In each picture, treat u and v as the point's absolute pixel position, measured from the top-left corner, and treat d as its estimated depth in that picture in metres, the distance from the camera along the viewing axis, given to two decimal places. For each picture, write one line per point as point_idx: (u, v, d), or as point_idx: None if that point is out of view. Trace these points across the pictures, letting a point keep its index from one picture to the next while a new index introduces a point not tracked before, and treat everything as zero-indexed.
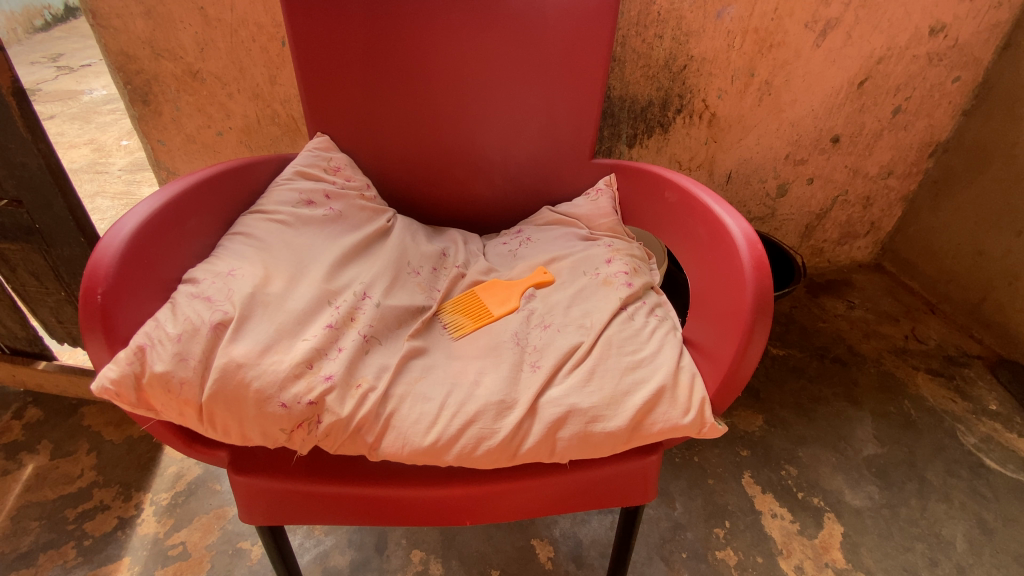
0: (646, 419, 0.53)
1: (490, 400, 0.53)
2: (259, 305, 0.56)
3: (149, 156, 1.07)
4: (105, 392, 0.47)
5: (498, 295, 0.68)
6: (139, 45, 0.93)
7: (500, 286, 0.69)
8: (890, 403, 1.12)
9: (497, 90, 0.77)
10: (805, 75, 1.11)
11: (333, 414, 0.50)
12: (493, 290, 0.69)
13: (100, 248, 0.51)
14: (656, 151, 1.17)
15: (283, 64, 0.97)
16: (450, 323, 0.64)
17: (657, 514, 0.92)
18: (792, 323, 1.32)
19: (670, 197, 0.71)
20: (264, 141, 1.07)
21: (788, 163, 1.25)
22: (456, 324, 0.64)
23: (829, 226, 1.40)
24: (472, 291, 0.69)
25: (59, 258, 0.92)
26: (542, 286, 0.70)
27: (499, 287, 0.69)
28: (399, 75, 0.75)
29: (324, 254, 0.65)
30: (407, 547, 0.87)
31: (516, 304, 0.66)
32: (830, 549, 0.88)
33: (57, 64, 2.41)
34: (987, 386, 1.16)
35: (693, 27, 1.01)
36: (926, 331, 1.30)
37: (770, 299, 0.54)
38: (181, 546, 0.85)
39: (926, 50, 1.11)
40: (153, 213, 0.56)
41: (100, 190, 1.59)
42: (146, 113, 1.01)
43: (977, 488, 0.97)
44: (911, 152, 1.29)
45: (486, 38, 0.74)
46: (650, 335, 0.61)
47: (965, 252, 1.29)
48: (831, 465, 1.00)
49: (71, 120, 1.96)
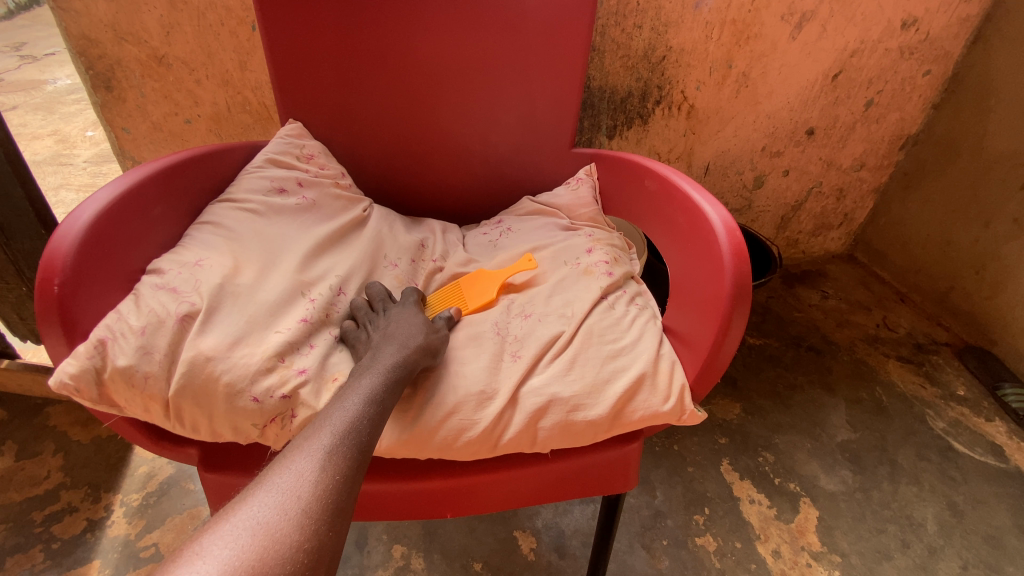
0: (627, 407, 0.53)
1: (470, 390, 0.52)
2: (229, 297, 0.54)
3: (113, 145, 1.03)
4: (64, 387, 0.44)
5: (479, 286, 0.67)
6: (100, 28, 0.89)
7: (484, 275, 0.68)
8: (863, 390, 1.15)
9: (477, 78, 0.76)
10: (781, 67, 1.12)
11: (307, 408, 0.48)
12: (475, 279, 0.68)
13: (57, 236, 0.48)
14: (636, 143, 1.18)
15: (253, 49, 0.94)
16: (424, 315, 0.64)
17: (638, 502, 0.93)
18: (769, 313, 1.34)
19: (650, 185, 0.71)
20: (235, 129, 1.04)
21: (765, 155, 1.27)
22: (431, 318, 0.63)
23: (804, 217, 1.43)
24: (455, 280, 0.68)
25: (21, 252, 0.88)
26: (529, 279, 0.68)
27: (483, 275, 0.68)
28: (376, 63, 0.74)
29: (297, 244, 0.63)
30: (388, 542, 0.86)
31: (494, 296, 0.65)
32: (806, 533, 0.90)
33: (19, 53, 2.31)
34: (954, 372, 1.20)
35: (672, 18, 1.01)
36: (897, 320, 1.34)
37: (748, 286, 0.54)
38: (154, 547, 0.82)
39: (899, 43, 1.13)
40: (115, 201, 0.53)
41: (63, 182, 1.53)
42: (108, 100, 0.97)
43: (946, 470, 1.00)
44: (883, 145, 1.32)
45: (464, 25, 0.73)
46: (630, 324, 0.60)
47: (934, 242, 1.32)
48: (807, 451, 1.02)
49: (33, 110, 1.88)
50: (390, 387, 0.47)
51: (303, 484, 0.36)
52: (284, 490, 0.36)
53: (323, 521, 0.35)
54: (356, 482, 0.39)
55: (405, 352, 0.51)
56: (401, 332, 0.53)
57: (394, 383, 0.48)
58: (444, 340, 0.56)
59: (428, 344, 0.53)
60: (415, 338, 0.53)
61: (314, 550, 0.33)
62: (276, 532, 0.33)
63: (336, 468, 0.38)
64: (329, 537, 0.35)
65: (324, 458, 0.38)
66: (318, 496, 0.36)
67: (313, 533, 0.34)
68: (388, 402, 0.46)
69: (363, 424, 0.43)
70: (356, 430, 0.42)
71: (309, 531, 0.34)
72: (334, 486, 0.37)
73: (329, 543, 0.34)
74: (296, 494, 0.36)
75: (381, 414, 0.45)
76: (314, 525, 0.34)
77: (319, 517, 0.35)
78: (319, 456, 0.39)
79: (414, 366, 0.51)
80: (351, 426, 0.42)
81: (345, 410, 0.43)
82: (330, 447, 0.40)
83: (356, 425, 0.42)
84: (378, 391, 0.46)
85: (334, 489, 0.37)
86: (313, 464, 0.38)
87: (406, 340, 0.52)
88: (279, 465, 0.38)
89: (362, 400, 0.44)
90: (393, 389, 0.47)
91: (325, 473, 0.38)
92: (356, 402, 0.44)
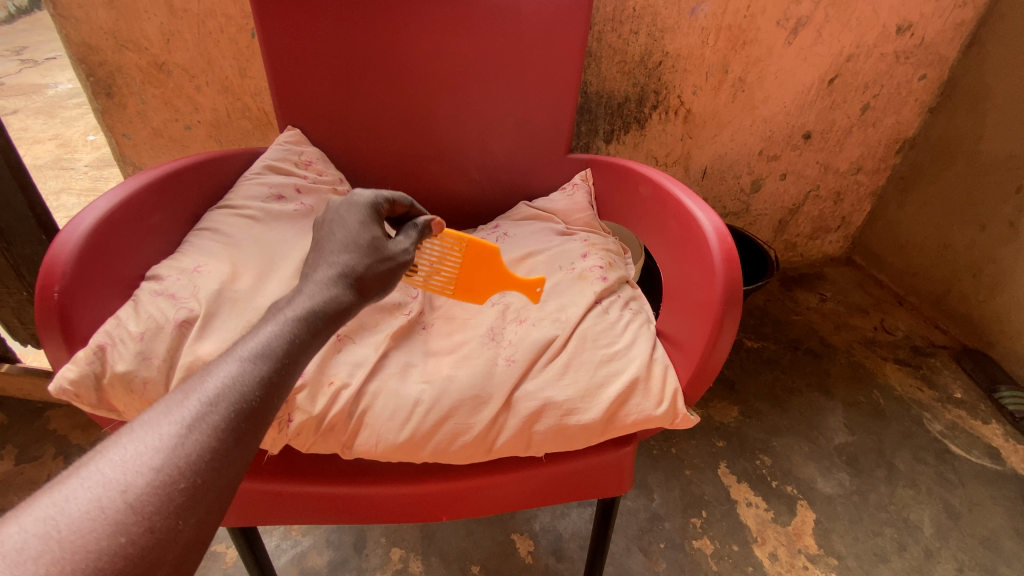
0: (620, 411, 0.53)
1: (465, 395, 0.53)
2: (227, 303, 0.54)
3: (114, 150, 1.03)
4: (64, 393, 0.45)
5: (475, 271, 0.62)
6: (101, 35, 0.90)
7: (495, 273, 0.62)
8: (860, 393, 1.15)
9: (472, 84, 0.77)
10: (777, 72, 1.12)
11: (304, 413, 0.49)
12: (487, 266, 0.61)
13: (57, 244, 0.49)
14: (633, 147, 1.18)
15: (253, 56, 0.95)
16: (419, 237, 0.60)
17: (636, 505, 0.94)
18: (767, 316, 1.34)
19: (644, 191, 0.72)
20: (235, 135, 1.05)
21: (762, 159, 1.27)
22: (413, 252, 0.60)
23: (801, 221, 1.43)
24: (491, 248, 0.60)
25: (21, 257, 0.89)
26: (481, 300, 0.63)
27: (495, 271, 0.61)
28: (373, 71, 0.74)
29: (295, 250, 0.64)
30: (386, 545, 0.87)
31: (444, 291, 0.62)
32: (803, 536, 0.90)
33: (20, 58, 2.32)
34: (952, 374, 1.20)
35: (668, 24, 1.02)
36: (894, 323, 1.34)
37: (739, 291, 0.54)
38: None
39: (894, 48, 1.14)
40: (114, 208, 0.54)
41: (64, 187, 1.54)
42: (110, 106, 0.98)
43: (943, 473, 1.00)
44: (879, 148, 1.33)
45: (460, 31, 0.74)
46: (623, 328, 0.61)
47: (931, 245, 1.33)
48: (804, 454, 1.03)
49: (34, 114, 1.89)
50: (303, 334, 0.40)
51: (155, 459, 0.30)
52: (133, 461, 0.30)
53: (179, 505, 0.30)
54: (240, 451, 0.34)
55: (343, 272, 0.46)
56: (331, 253, 0.47)
57: (312, 326, 0.41)
58: (398, 259, 0.49)
59: (370, 261, 0.47)
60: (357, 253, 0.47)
61: (165, 542, 0.29)
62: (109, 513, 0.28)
63: (209, 436, 0.32)
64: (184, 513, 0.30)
65: (193, 425, 0.33)
66: (182, 459, 0.31)
67: (163, 519, 0.29)
68: (300, 350, 0.40)
69: (257, 378, 0.36)
70: (245, 386, 0.36)
71: (155, 515, 0.29)
72: (202, 459, 0.32)
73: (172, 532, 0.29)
74: (145, 471, 0.30)
75: (285, 367, 0.38)
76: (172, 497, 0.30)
77: (167, 500, 0.30)
78: (187, 422, 0.33)
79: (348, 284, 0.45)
80: (240, 382, 0.36)
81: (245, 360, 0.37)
82: (199, 415, 0.33)
83: (253, 381, 0.36)
84: (288, 337, 0.39)
85: (201, 463, 0.31)
86: (178, 431, 0.32)
87: (336, 261, 0.46)
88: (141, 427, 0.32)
89: (260, 351, 0.38)
90: (308, 336, 0.41)
91: (191, 443, 0.32)
92: (253, 362, 0.37)
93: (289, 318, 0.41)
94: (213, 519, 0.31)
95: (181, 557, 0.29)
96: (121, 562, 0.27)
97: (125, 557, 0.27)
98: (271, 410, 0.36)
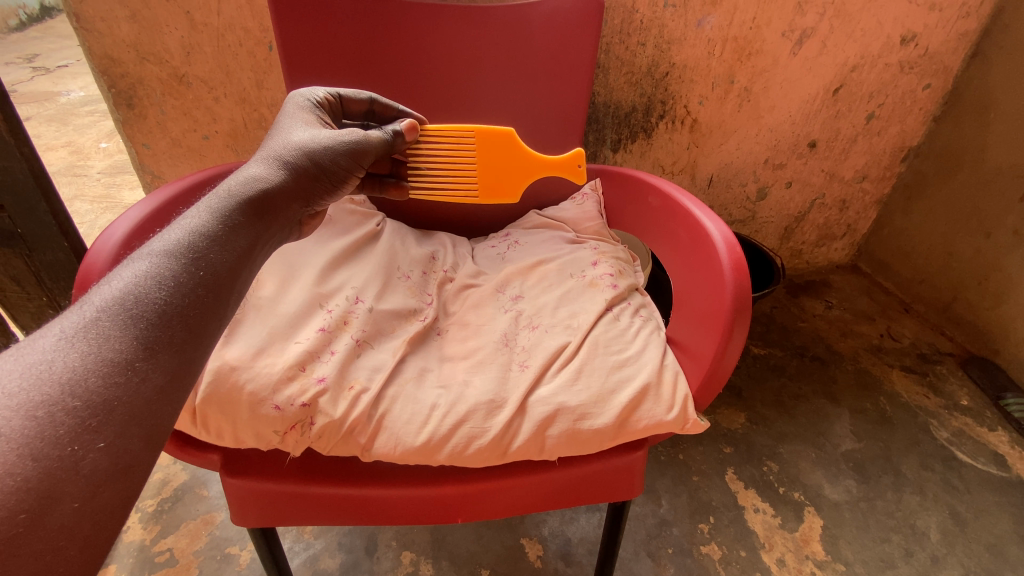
0: (632, 416, 0.55)
1: (480, 399, 0.54)
2: (252, 309, 0.59)
3: (133, 160, 1.06)
4: None
5: (488, 167, 0.68)
6: (123, 49, 0.93)
7: (513, 162, 0.68)
8: (867, 399, 1.16)
9: (485, 94, 0.80)
10: (782, 82, 1.14)
11: (326, 416, 0.51)
12: (502, 156, 0.67)
13: (93, 253, 0.51)
14: (640, 156, 1.20)
15: (270, 68, 0.98)
16: (429, 144, 0.67)
17: (644, 511, 0.94)
18: (773, 323, 1.35)
19: (653, 201, 0.73)
20: (251, 145, 1.07)
21: (767, 168, 1.29)
22: (428, 162, 0.67)
23: (807, 228, 1.45)
24: (500, 137, 0.67)
25: (42, 263, 0.91)
26: (514, 195, 0.70)
27: (513, 160, 0.68)
28: (389, 83, 0.77)
29: (315, 258, 0.67)
30: (397, 548, 0.88)
31: (472, 194, 0.69)
32: (810, 542, 0.90)
33: (32, 66, 2.36)
34: (958, 382, 1.21)
35: (674, 35, 1.04)
36: (900, 330, 1.35)
37: (748, 298, 0.56)
38: (169, 552, 0.84)
39: (898, 58, 1.15)
40: (144, 219, 0.56)
41: (78, 194, 1.56)
42: (130, 117, 1.00)
43: (950, 480, 1.00)
44: (884, 156, 1.34)
45: (474, 44, 0.77)
46: (634, 335, 0.62)
47: (937, 253, 1.34)
48: (810, 460, 1.03)
49: (47, 122, 1.93)
50: (210, 240, 0.41)
51: (43, 365, 0.29)
52: (18, 367, 0.29)
53: (71, 428, 0.28)
54: (144, 365, 0.32)
55: (272, 169, 0.50)
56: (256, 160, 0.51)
57: (233, 214, 0.44)
58: (328, 147, 0.53)
59: (294, 156, 0.51)
60: (288, 147, 0.52)
61: (63, 472, 0.27)
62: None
63: (97, 350, 0.31)
64: (81, 408, 0.29)
65: (74, 342, 0.31)
66: (75, 362, 0.30)
67: (50, 444, 0.27)
68: (205, 261, 0.39)
69: (151, 291, 0.36)
70: (136, 300, 0.34)
71: (46, 420, 0.28)
72: (94, 375, 0.30)
73: (72, 434, 0.28)
74: (18, 393, 0.28)
75: (192, 271, 0.38)
76: (65, 399, 0.29)
77: (61, 404, 0.28)
78: (66, 340, 0.31)
79: (278, 178, 0.49)
80: (129, 298, 0.34)
81: (142, 271, 0.37)
82: (92, 321, 0.32)
83: (157, 284, 0.36)
84: (190, 247, 0.39)
85: (92, 379, 0.30)
86: (57, 350, 0.30)
87: (259, 162, 0.50)
88: (31, 340, 0.31)
89: (155, 265, 0.37)
90: (216, 244, 0.41)
91: (74, 360, 0.30)
92: (154, 271, 0.37)
93: (197, 223, 0.42)
94: (119, 426, 0.30)
95: (89, 490, 0.28)
96: (6, 495, 0.25)
97: (8, 489, 0.25)
98: (177, 323, 0.35)
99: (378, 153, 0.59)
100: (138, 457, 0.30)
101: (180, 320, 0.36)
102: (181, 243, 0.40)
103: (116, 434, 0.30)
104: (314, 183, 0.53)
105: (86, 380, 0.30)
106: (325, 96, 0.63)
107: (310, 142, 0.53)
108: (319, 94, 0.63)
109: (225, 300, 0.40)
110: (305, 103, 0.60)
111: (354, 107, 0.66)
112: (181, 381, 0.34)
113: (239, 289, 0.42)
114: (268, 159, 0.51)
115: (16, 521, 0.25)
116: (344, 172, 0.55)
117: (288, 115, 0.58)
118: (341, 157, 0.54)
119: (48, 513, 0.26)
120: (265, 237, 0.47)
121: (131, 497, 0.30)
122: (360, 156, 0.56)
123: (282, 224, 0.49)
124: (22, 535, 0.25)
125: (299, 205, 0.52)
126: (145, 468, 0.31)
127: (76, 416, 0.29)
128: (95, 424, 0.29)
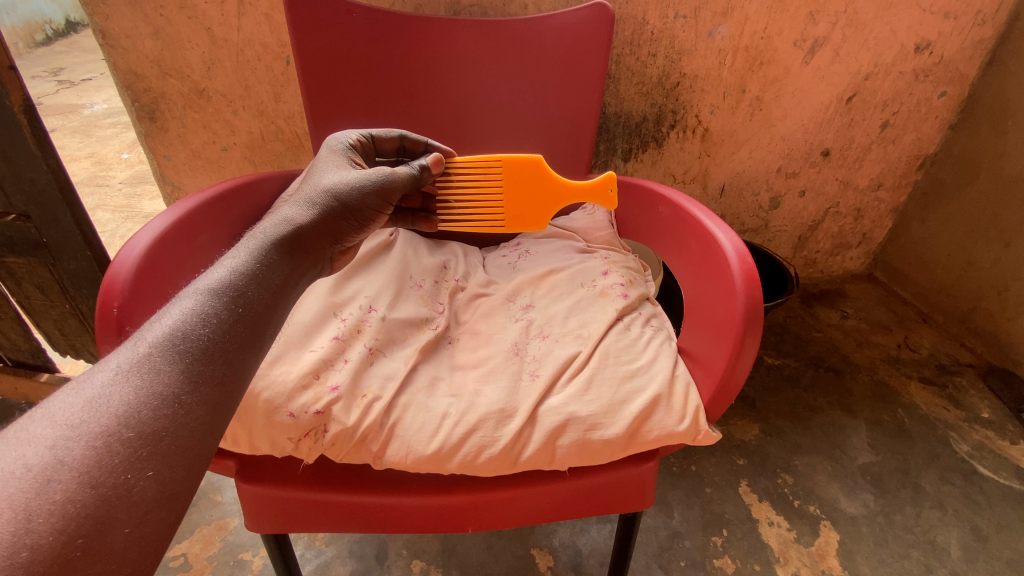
0: (643, 427, 0.54)
1: (490, 409, 0.54)
2: None
3: (155, 171, 1.08)
4: None
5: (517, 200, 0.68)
6: (147, 64, 0.96)
7: (541, 190, 0.68)
8: (884, 411, 1.14)
9: (495, 105, 0.81)
10: (794, 91, 1.14)
11: (339, 423, 0.52)
12: (530, 185, 0.68)
13: (116, 264, 0.53)
14: (651, 164, 1.20)
15: (287, 82, 1.00)
16: (458, 174, 0.67)
17: (655, 523, 0.94)
18: (786, 333, 1.34)
19: (664, 211, 0.73)
20: (268, 156, 1.10)
21: (780, 176, 1.28)
22: (457, 194, 0.68)
23: (821, 237, 1.43)
24: (526, 167, 0.67)
25: (65, 272, 0.94)
26: (540, 224, 0.70)
27: (539, 189, 0.68)
28: (401, 97, 0.78)
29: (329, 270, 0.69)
30: (407, 557, 0.88)
31: (499, 222, 0.69)
32: (827, 557, 0.89)
33: (58, 79, 2.44)
34: (978, 394, 1.18)
35: (685, 46, 1.04)
36: (918, 340, 1.33)
37: (760, 309, 0.55)
38: (183, 557, 0.86)
39: (913, 66, 1.15)
40: (167, 229, 0.58)
41: (100, 204, 1.61)
42: (152, 130, 1.03)
43: (971, 495, 0.98)
44: (900, 165, 1.33)
45: (484, 58, 0.79)
46: (645, 345, 0.62)
47: (956, 262, 1.31)
48: (827, 473, 1.02)
49: (71, 133, 1.99)
50: (249, 277, 0.42)
51: (99, 398, 0.31)
52: (73, 403, 0.30)
53: (125, 457, 0.29)
54: (190, 399, 0.33)
55: (307, 209, 0.51)
56: (291, 199, 0.52)
57: (269, 253, 0.45)
58: (359, 187, 0.54)
59: (326, 195, 0.52)
60: (320, 189, 0.53)
61: (116, 499, 0.28)
62: (58, 453, 0.28)
63: (150, 384, 0.32)
64: (132, 441, 0.30)
65: (129, 376, 0.32)
66: (128, 397, 0.31)
67: (106, 472, 0.28)
68: (246, 296, 0.41)
69: (197, 326, 0.37)
70: (184, 336, 0.36)
71: (102, 451, 0.29)
72: (145, 408, 0.31)
73: (124, 466, 0.29)
74: (79, 426, 0.29)
75: (232, 308, 0.39)
76: (120, 432, 0.30)
77: (116, 438, 0.29)
78: (120, 374, 0.32)
79: (310, 218, 0.50)
80: (177, 334, 0.36)
81: (188, 308, 0.38)
82: (143, 356, 0.34)
83: (200, 319, 0.37)
84: (232, 283, 0.41)
85: (145, 411, 0.31)
86: (113, 384, 0.32)
87: (295, 202, 0.51)
88: (86, 374, 0.32)
89: (201, 300, 0.39)
90: (255, 280, 0.42)
91: (129, 393, 0.32)
92: (199, 306, 0.38)
93: (237, 263, 0.43)
94: (169, 458, 0.31)
95: (139, 515, 0.29)
96: (63, 522, 0.26)
97: (66, 517, 0.26)
98: (219, 357, 0.37)
99: (406, 188, 0.59)
100: (182, 485, 0.31)
101: (222, 354, 0.37)
102: (223, 278, 0.41)
103: (165, 461, 0.31)
104: (344, 221, 0.53)
105: (136, 414, 0.31)
106: (357, 139, 0.64)
107: (340, 181, 0.53)
108: (351, 136, 0.64)
109: (262, 333, 0.41)
110: (338, 146, 0.61)
111: (385, 144, 0.67)
112: (221, 412, 0.35)
113: (276, 322, 0.43)
114: (303, 198, 0.52)
115: (74, 546, 0.26)
116: (372, 210, 0.55)
117: (325, 156, 0.60)
118: (369, 196, 0.54)
119: (103, 537, 0.27)
120: (299, 273, 0.47)
121: (176, 522, 0.31)
122: (388, 193, 0.56)
123: (314, 261, 0.50)
124: (78, 558, 0.26)
125: (329, 242, 0.52)
126: (189, 494, 0.32)
127: (128, 450, 0.30)
128: (146, 456, 0.30)
